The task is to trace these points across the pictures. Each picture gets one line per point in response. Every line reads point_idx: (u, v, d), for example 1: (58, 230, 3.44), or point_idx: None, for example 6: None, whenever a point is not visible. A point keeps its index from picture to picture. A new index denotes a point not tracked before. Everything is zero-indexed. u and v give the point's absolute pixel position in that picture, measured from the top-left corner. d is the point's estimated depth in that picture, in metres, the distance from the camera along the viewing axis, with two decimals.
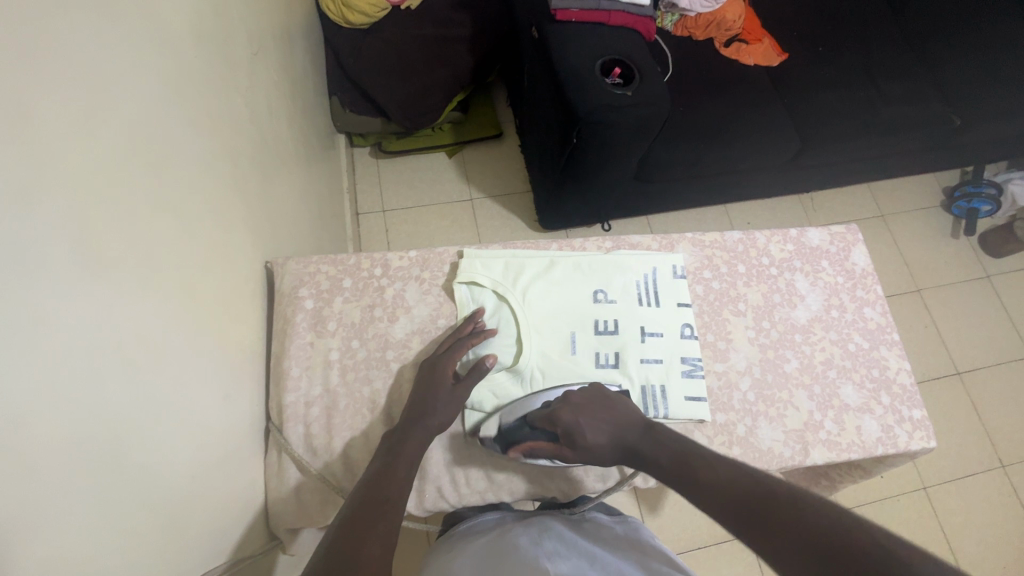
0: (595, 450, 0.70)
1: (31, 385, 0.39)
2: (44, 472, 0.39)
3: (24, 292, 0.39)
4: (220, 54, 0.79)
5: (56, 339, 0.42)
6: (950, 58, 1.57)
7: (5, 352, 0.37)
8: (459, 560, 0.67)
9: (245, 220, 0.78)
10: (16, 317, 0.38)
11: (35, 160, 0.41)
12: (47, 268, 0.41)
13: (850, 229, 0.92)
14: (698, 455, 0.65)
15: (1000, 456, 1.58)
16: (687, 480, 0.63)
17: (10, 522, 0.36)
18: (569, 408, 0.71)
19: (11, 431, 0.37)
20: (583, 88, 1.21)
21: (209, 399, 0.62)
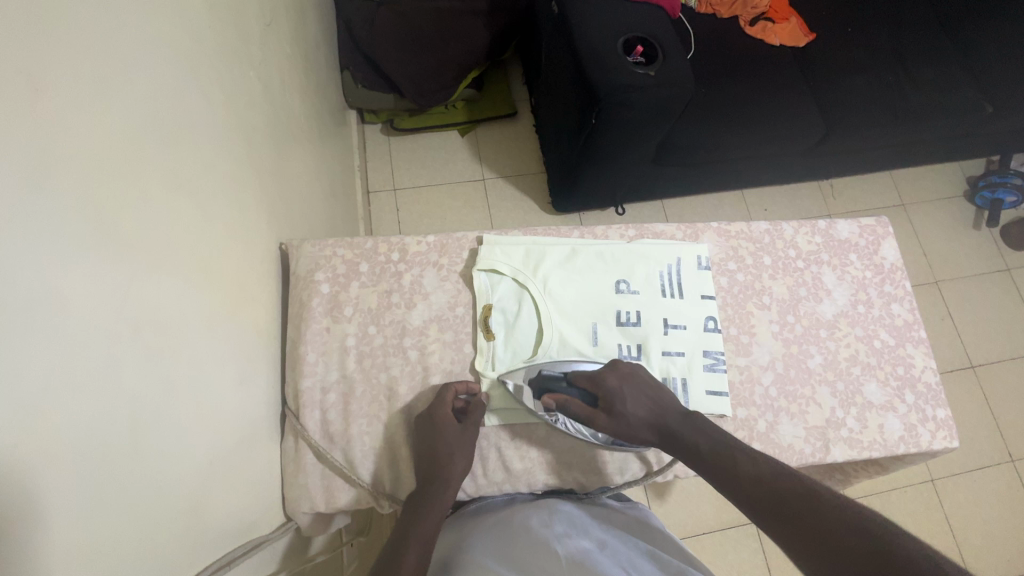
0: (629, 425, 0.70)
1: (53, 373, 0.38)
2: (66, 463, 0.38)
3: (42, 277, 0.38)
4: (234, 26, 0.76)
5: (76, 325, 0.40)
6: (986, 42, 1.51)
7: (25, 341, 0.36)
8: (471, 537, 0.66)
9: (260, 200, 0.76)
10: (29, 307, 0.36)
11: (50, 138, 0.39)
12: (63, 251, 0.40)
13: (880, 222, 0.89)
14: (738, 456, 0.64)
15: (1010, 451, 1.57)
16: (730, 480, 0.62)
17: (32, 514, 0.36)
18: (615, 374, 0.72)
19: (34, 422, 0.36)
20: (605, 67, 1.17)
21: (226, 384, 0.62)
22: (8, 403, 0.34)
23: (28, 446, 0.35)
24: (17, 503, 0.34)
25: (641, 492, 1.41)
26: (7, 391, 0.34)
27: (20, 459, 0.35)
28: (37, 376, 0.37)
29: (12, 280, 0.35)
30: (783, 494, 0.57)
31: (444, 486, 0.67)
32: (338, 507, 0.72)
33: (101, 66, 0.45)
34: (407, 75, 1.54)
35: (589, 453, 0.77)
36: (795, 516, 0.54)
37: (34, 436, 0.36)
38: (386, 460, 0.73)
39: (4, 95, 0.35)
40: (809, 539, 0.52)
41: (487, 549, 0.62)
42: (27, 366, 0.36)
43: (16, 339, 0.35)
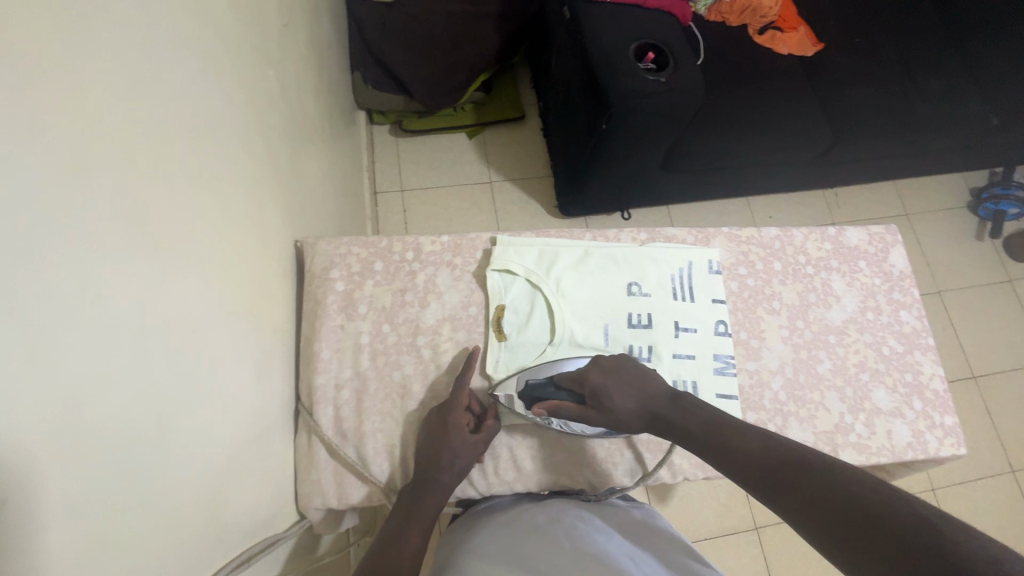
0: (619, 418, 0.69)
1: (87, 367, 0.39)
2: (98, 453, 0.39)
3: (78, 271, 0.39)
4: (256, 26, 0.77)
5: (109, 318, 0.41)
6: (991, 54, 1.52)
7: (62, 335, 0.37)
8: (478, 535, 0.67)
9: (276, 197, 0.77)
10: (62, 299, 0.37)
11: (84, 132, 0.40)
12: (96, 248, 0.41)
13: (889, 230, 0.90)
14: (725, 428, 0.62)
15: (1011, 461, 1.57)
16: (718, 452, 0.61)
17: (70, 502, 0.37)
18: (599, 369, 0.71)
19: (69, 413, 0.37)
20: (615, 73, 1.18)
21: (244, 379, 0.62)
22: (46, 396, 0.35)
23: (63, 435, 0.36)
24: (59, 489, 0.36)
25: (643, 494, 1.41)
26: (45, 382, 0.35)
27: (56, 451, 0.36)
28: (68, 369, 0.37)
29: (49, 273, 0.36)
30: (768, 460, 0.56)
31: (443, 492, 0.68)
32: (349, 503, 0.73)
33: (130, 61, 0.46)
34: (418, 78, 1.55)
35: (599, 453, 0.77)
36: (778, 481, 0.53)
37: (69, 424, 0.37)
38: (398, 457, 0.73)
39: (44, 91, 0.36)
40: (795, 501, 0.51)
41: (497, 546, 0.63)
42: (62, 359, 0.37)
43: (54, 333, 0.36)
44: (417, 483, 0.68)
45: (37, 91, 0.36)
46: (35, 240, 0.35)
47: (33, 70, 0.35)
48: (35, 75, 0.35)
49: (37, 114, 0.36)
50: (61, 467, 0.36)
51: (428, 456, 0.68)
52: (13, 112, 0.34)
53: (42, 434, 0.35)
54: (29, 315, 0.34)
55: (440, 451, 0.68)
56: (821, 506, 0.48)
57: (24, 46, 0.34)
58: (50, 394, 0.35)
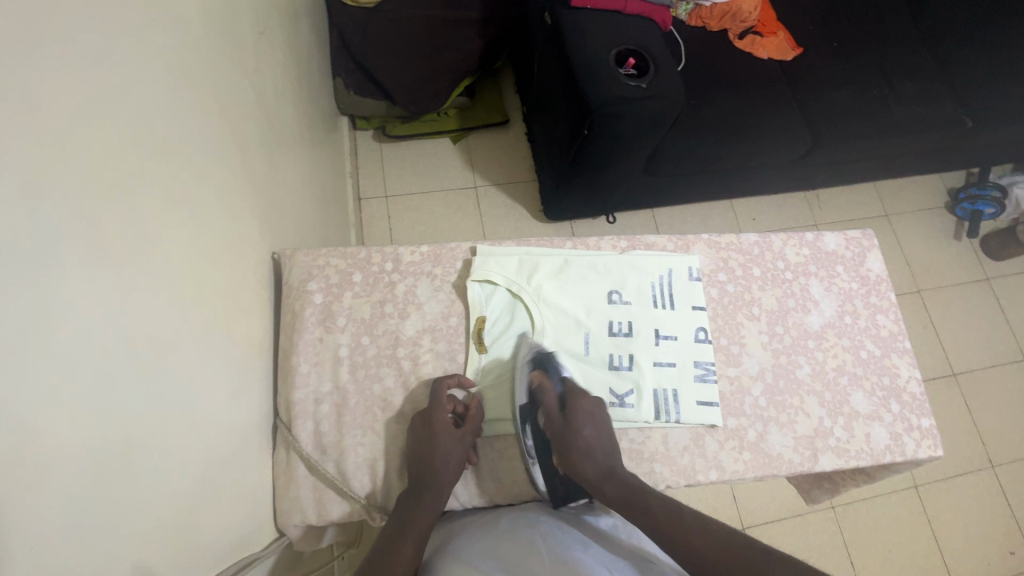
0: (569, 446, 0.70)
1: (49, 396, 0.38)
2: (61, 482, 0.38)
3: (41, 296, 0.38)
4: (229, 36, 0.76)
5: (74, 344, 0.40)
6: (966, 58, 1.55)
7: (23, 362, 0.36)
8: (455, 541, 0.65)
9: (253, 209, 0.76)
10: (18, 329, 0.36)
11: (43, 153, 0.38)
12: (60, 271, 0.40)
13: (866, 234, 0.91)
14: (683, 517, 0.61)
15: (990, 456, 1.60)
16: (673, 545, 0.59)
17: (37, 534, 0.36)
18: (593, 401, 0.74)
19: (31, 442, 0.36)
20: (596, 79, 1.18)
21: (219, 397, 0.61)
22: (7, 426, 0.34)
23: (23, 467, 0.35)
24: (24, 517, 0.35)
25: None
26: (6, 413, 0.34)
27: (19, 482, 0.35)
28: (26, 398, 0.36)
29: (9, 300, 0.35)
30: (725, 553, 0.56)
31: (439, 498, 0.67)
32: (330, 520, 0.71)
33: (92, 77, 0.44)
34: (402, 84, 1.54)
35: None
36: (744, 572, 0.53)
37: (29, 454, 0.36)
38: (379, 471, 0.72)
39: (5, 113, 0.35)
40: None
41: (472, 551, 0.61)
42: (23, 387, 0.36)
43: (15, 360, 0.35)
44: (416, 487, 0.67)
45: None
46: None
47: None
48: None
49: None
50: (22, 500, 0.35)
51: (420, 462, 0.68)
52: None
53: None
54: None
55: (430, 455, 0.68)
56: None
57: None
58: (9, 425, 0.34)
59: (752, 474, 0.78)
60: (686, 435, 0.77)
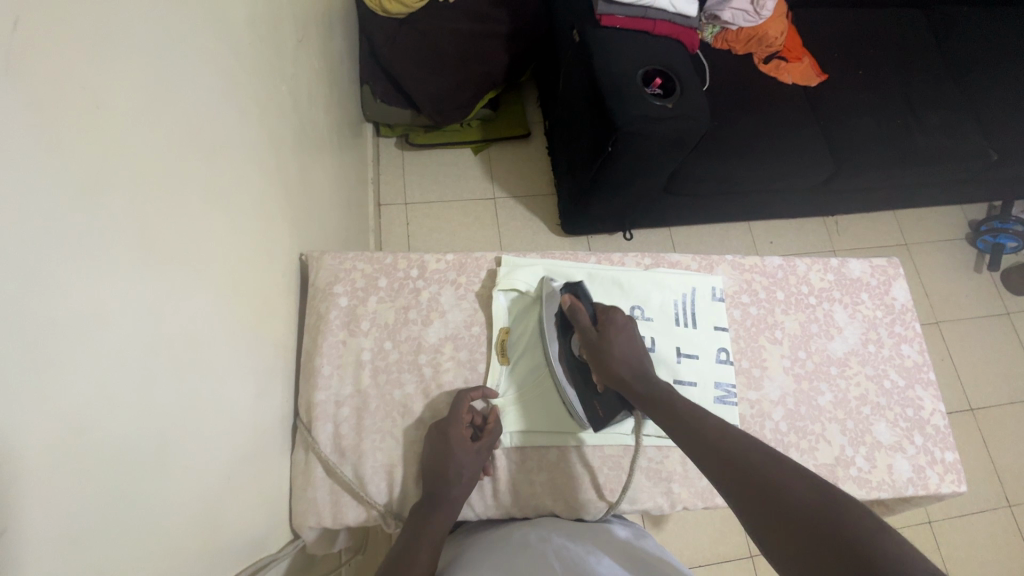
0: (608, 355, 0.72)
1: (94, 390, 0.38)
2: (97, 478, 0.38)
3: (95, 292, 0.38)
4: (271, 42, 0.77)
5: (119, 340, 0.41)
6: (992, 91, 1.55)
7: (74, 356, 0.36)
8: (467, 554, 0.65)
9: (284, 211, 0.77)
10: (72, 322, 0.36)
11: (112, 152, 0.39)
12: (112, 268, 0.40)
13: (891, 262, 0.90)
14: (706, 417, 0.63)
15: (1007, 495, 1.57)
16: (690, 439, 0.61)
17: (73, 528, 0.36)
18: (625, 314, 0.77)
19: (74, 435, 0.36)
20: (622, 98, 1.19)
21: (246, 396, 0.61)
22: (55, 419, 0.35)
23: (66, 460, 0.35)
24: (62, 510, 0.35)
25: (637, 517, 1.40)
26: (55, 407, 0.34)
27: (59, 476, 0.35)
28: (75, 393, 0.36)
29: (68, 294, 0.36)
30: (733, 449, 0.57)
31: (452, 510, 0.67)
32: (345, 524, 0.71)
33: (151, 76, 0.45)
34: (427, 94, 1.57)
35: (599, 479, 0.76)
36: (741, 470, 0.54)
37: (70, 447, 0.36)
38: (396, 477, 0.72)
39: (82, 115, 0.36)
40: (743, 492, 0.53)
41: (482, 563, 0.61)
42: (72, 382, 0.36)
43: (68, 353, 0.36)
44: (430, 498, 0.67)
45: (61, 114, 0.34)
46: (56, 260, 0.35)
47: (73, 96, 0.35)
48: (60, 98, 0.34)
49: (78, 135, 0.36)
50: (62, 492, 0.35)
51: (436, 473, 0.67)
52: (48, 130, 0.33)
53: (42, 458, 0.33)
54: (39, 335, 0.33)
55: (446, 467, 0.67)
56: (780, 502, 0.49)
57: (68, 72, 0.35)
58: (56, 417, 0.35)
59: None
60: None
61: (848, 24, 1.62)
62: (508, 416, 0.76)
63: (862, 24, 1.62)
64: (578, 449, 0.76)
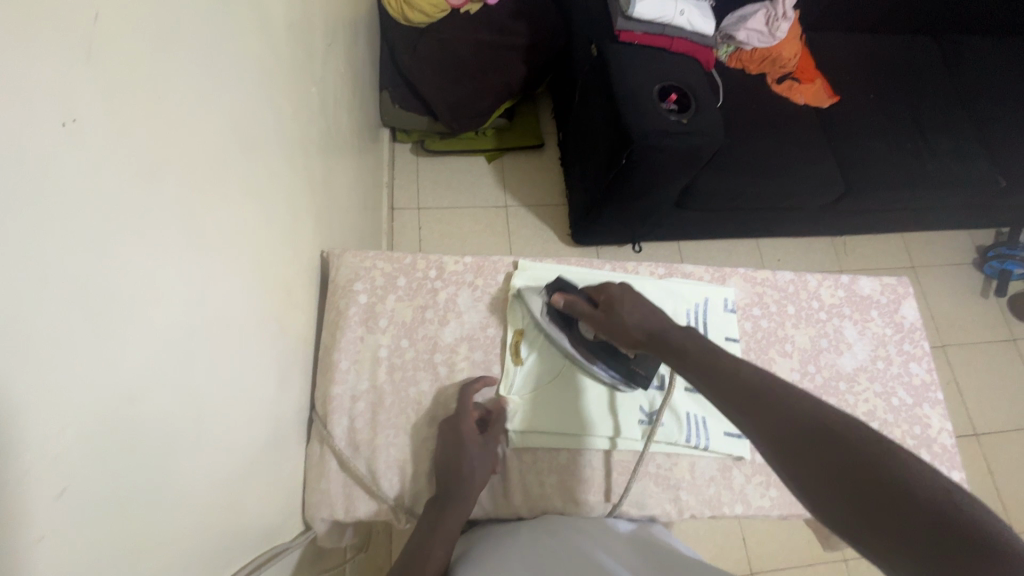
0: (619, 326, 0.71)
1: (143, 364, 0.39)
2: (142, 450, 0.39)
3: (148, 269, 0.39)
4: (304, 44, 0.80)
5: (165, 316, 0.42)
6: (1002, 118, 1.57)
7: (129, 329, 0.37)
8: (478, 546, 0.66)
9: (309, 208, 0.79)
10: (128, 297, 0.37)
11: (167, 137, 0.41)
12: (163, 247, 0.41)
13: (901, 282, 0.91)
14: (717, 354, 0.61)
15: (1012, 523, 1.55)
16: (703, 377, 0.60)
17: (119, 498, 0.36)
18: (621, 285, 0.76)
19: (124, 404, 0.37)
20: (639, 111, 1.22)
21: (268, 385, 0.62)
22: (111, 387, 0.35)
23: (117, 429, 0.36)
24: (112, 480, 0.36)
25: None
26: (110, 376, 0.35)
27: (111, 444, 0.35)
28: (128, 366, 0.37)
29: (126, 267, 0.37)
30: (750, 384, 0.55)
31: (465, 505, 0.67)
32: (356, 517, 0.72)
33: (203, 69, 0.47)
34: (446, 102, 1.60)
35: (608, 484, 0.76)
36: (759, 405, 0.52)
37: (121, 415, 0.36)
38: (408, 473, 0.73)
39: (143, 100, 0.38)
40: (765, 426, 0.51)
41: (492, 556, 0.62)
42: (125, 355, 0.37)
43: (123, 327, 0.36)
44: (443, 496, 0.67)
45: (129, 102, 0.36)
46: (118, 233, 0.36)
47: (137, 82, 0.37)
48: (129, 85, 0.36)
49: (139, 118, 0.37)
50: (113, 460, 0.36)
51: (448, 464, 0.69)
52: (114, 112, 0.35)
53: (99, 423, 0.34)
54: (102, 303, 0.34)
55: (458, 459, 0.69)
56: (808, 440, 0.48)
57: (133, 60, 0.37)
58: (111, 386, 0.35)
59: (776, 512, 0.78)
60: (713, 465, 0.78)
61: (861, 48, 1.65)
62: (514, 415, 0.76)
63: (875, 49, 1.65)
64: (588, 453, 0.77)
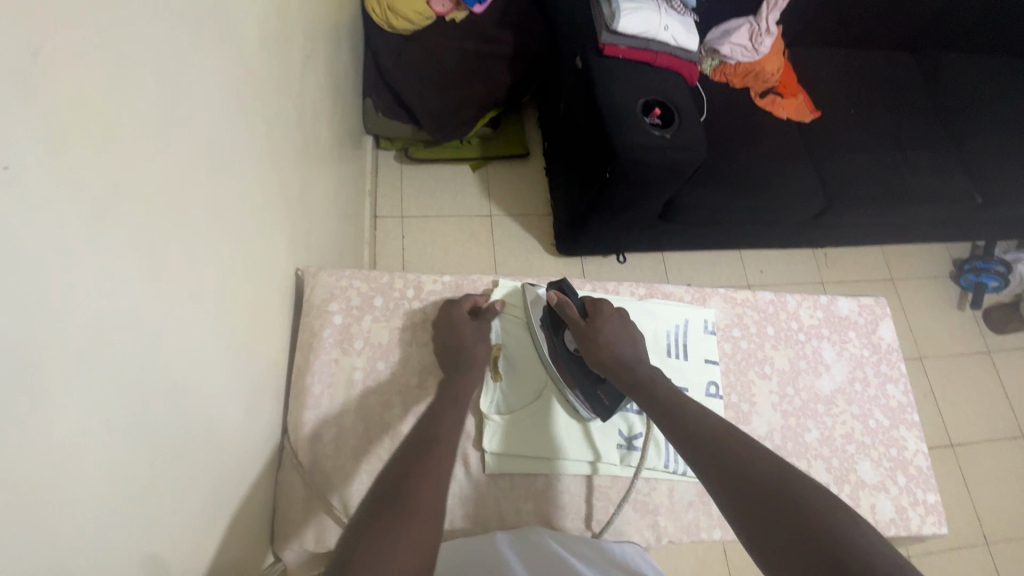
0: (595, 342, 0.74)
1: (95, 414, 0.37)
2: (94, 502, 0.37)
3: (99, 312, 0.38)
4: (280, 58, 0.78)
5: (121, 357, 0.40)
6: (978, 135, 1.60)
7: (76, 379, 0.35)
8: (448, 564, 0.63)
9: (283, 227, 0.77)
10: (75, 344, 0.35)
11: (119, 171, 0.39)
12: (117, 287, 0.39)
13: (879, 302, 0.92)
14: (685, 402, 0.65)
15: (985, 533, 1.58)
16: (671, 425, 0.63)
17: (69, 556, 0.34)
18: (613, 307, 0.80)
19: (72, 459, 0.35)
20: (622, 126, 1.22)
21: (235, 415, 0.60)
22: (56, 441, 0.33)
23: (63, 487, 0.34)
24: (59, 541, 0.34)
25: None
26: (54, 430, 0.33)
27: (57, 503, 0.33)
28: (74, 418, 0.35)
29: (71, 314, 0.35)
30: (716, 440, 0.58)
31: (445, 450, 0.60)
32: (327, 546, 0.70)
33: (162, 96, 0.45)
34: (430, 111, 1.59)
35: (587, 510, 0.76)
36: (725, 463, 0.56)
37: (67, 471, 0.34)
38: None
39: (92, 136, 0.36)
40: (728, 483, 0.55)
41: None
42: (71, 407, 0.35)
43: (69, 377, 0.34)
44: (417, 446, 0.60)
45: (74, 139, 0.34)
46: (62, 277, 0.34)
47: (85, 118, 0.35)
48: (73, 121, 0.34)
49: (88, 155, 0.36)
50: (60, 520, 0.34)
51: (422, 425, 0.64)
52: (57, 151, 0.33)
53: (42, 481, 0.32)
54: (43, 354, 0.32)
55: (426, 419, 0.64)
56: (770, 503, 0.52)
57: (81, 95, 0.35)
58: (56, 441, 0.33)
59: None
60: (693, 490, 0.78)
61: (842, 63, 1.67)
62: (491, 436, 0.76)
63: (855, 64, 1.67)
64: (566, 477, 0.77)
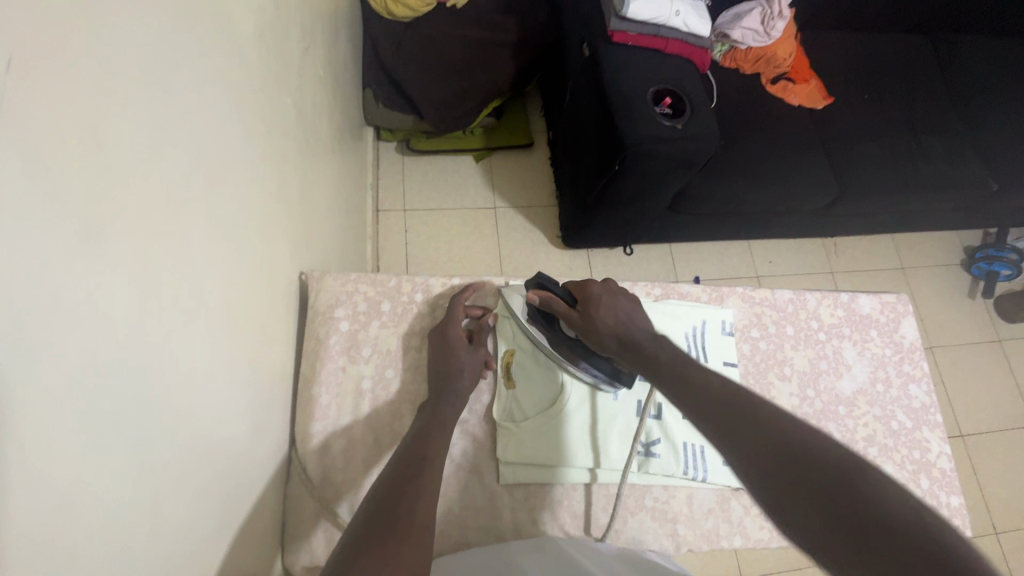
0: (593, 328, 0.72)
1: (91, 455, 0.34)
2: (94, 546, 0.34)
3: (94, 345, 0.35)
4: (278, 53, 0.74)
5: (120, 391, 0.37)
6: (994, 121, 1.55)
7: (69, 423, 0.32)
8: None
9: (286, 232, 0.74)
10: (66, 386, 0.32)
11: (112, 191, 0.36)
12: (113, 315, 0.37)
13: (901, 299, 0.89)
14: (690, 365, 0.61)
15: (994, 522, 1.58)
16: (677, 388, 0.59)
17: None
18: (603, 285, 0.77)
19: (68, 509, 0.32)
20: (631, 116, 1.18)
21: (241, 433, 0.58)
22: (48, 491, 0.30)
23: (60, 542, 0.31)
24: None
25: None
26: (46, 481, 0.30)
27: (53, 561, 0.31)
28: (67, 464, 0.32)
29: (62, 352, 0.32)
30: (723, 397, 0.54)
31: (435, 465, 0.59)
32: None
33: (151, 103, 0.41)
34: (431, 101, 1.54)
35: (604, 519, 0.74)
36: (732, 417, 0.52)
37: (63, 525, 0.32)
38: None
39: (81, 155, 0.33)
40: (736, 436, 0.50)
41: None
42: (65, 451, 0.32)
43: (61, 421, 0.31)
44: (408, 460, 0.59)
45: (57, 159, 0.31)
46: (50, 314, 0.31)
47: (70, 137, 0.32)
48: (56, 140, 0.31)
49: (76, 178, 0.33)
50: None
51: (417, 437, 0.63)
52: (40, 175, 0.30)
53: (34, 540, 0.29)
54: (31, 400, 0.29)
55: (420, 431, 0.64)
56: (780, 454, 0.47)
57: (66, 113, 0.32)
58: (48, 493, 0.30)
59: (774, 541, 0.77)
60: (712, 497, 0.77)
61: (856, 47, 1.62)
62: (507, 447, 0.74)
63: (869, 48, 1.62)
64: (582, 485, 0.75)
